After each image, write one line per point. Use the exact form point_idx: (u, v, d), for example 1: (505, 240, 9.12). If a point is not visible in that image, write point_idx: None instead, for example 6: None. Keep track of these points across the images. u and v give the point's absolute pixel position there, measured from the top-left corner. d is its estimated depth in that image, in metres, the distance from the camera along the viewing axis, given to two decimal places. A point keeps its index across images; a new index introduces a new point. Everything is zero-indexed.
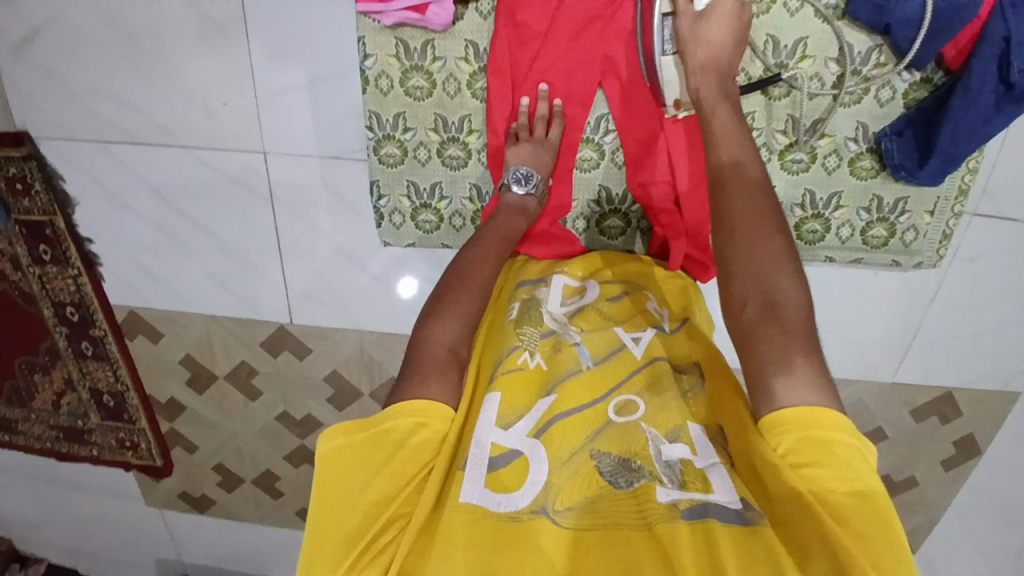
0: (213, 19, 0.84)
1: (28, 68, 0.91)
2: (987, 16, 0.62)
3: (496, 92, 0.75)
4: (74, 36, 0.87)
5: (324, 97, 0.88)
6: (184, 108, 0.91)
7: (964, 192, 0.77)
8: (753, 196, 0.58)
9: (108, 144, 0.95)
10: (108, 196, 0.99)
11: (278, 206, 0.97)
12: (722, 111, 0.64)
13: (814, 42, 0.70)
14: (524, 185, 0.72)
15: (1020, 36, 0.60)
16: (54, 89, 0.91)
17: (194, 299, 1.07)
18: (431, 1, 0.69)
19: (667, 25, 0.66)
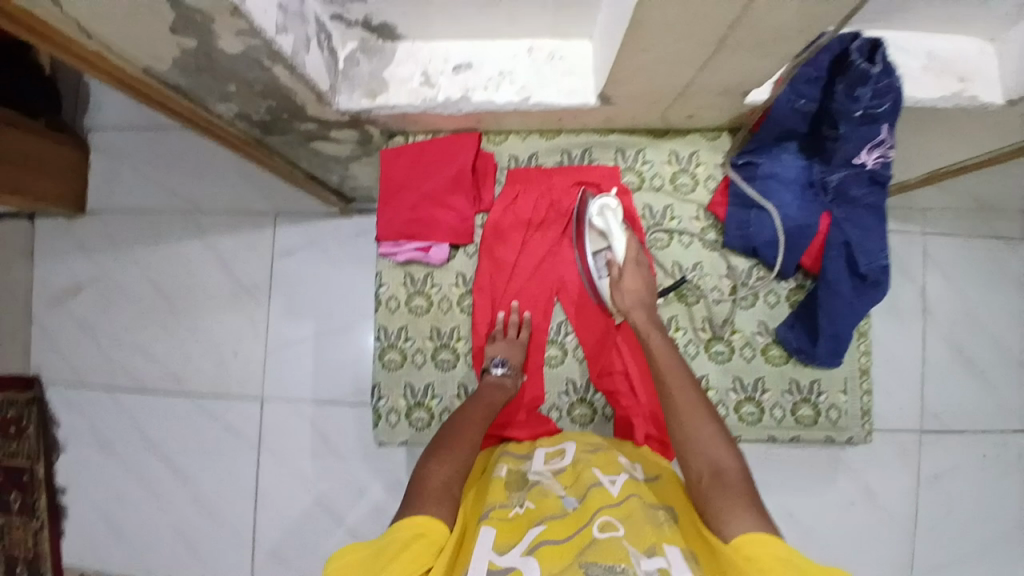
0: (244, 286, 1.43)
1: (62, 315, 1.48)
2: (827, 229, 0.86)
3: (478, 306, 0.94)
4: (107, 299, 1.47)
5: (325, 348, 1.40)
6: (200, 361, 1.43)
7: (864, 371, 0.95)
8: (694, 417, 0.72)
9: (113, 391, 1.45)
10: (115, 458, 1.44)
11: (262, 451, 1.38)
12: (654, 333, 0.82)
13: (709, 264, 0.94)
14: (501, 367, 0.88)
15: (855, 240, 0.83)
16: (86, 337, 1.47)
17: (156, 558, 1.40)
18: (433, 244, 0.93)
19: (601, 258, 0.90)
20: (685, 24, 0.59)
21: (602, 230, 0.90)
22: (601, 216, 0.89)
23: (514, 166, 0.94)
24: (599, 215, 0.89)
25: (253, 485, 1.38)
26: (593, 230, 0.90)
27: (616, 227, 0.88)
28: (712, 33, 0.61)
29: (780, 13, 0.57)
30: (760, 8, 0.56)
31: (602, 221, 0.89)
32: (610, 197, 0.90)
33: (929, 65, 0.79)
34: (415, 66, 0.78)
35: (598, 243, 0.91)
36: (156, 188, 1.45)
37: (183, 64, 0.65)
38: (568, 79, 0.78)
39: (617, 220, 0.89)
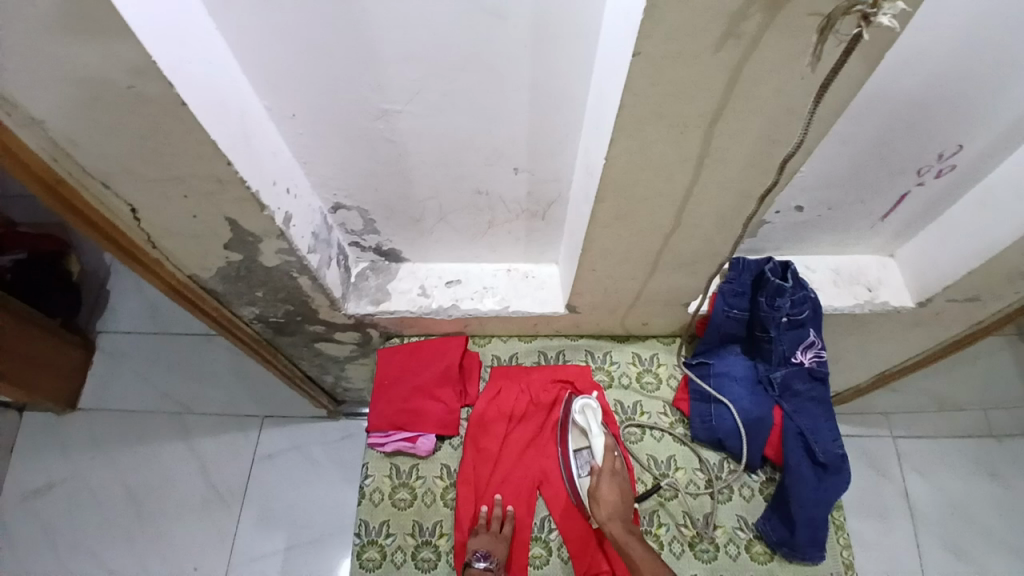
0: (218, 489, 1.42)
1: (25, 516, 1.41)
2: (782, 420, 0.94)
3: (462, 498, 0.96)
4: (74, 501, 1.42)
5: (294, 559, 1.35)
6: (157, 574, 1.35)
7: (849, 565, 0.92)
8: None
9: None
10: None
11: None
12: (634, 544, 0.86)
13: (682, 456, 0.99)
14: (485, 560, 0.87)
15: (807, 429, 0.91)
16: (41, 544, 1.38)
17: None
18: (421, 433, 0.98)
19: (582, 455, 0.97)
20: (628, 250, 0.75)
21: (583, 427, 0.98)
22: (582, 414, 0.98)
23: (496, 364, 1.05)
24: (581, 413, 0.98)
25: None
26: (576, 427, 0.99)
27: (596, 426, 0.97)
28: (651, 257, 0.77)
29: (701, 240, 0.73)
30: (682, 239, 0.73)
31: (583, 418, 0.98)
32: (591, 397, 0.99)
33: (837, 278, 0.96)
34: (414, 281, 0.93)
35: (579, 441, 0.98)
36: (151, 390, 1.52)
37: (224, 273, 0.78)
38: (542, 291, 0.93)
39: (596, 419, 0.98)
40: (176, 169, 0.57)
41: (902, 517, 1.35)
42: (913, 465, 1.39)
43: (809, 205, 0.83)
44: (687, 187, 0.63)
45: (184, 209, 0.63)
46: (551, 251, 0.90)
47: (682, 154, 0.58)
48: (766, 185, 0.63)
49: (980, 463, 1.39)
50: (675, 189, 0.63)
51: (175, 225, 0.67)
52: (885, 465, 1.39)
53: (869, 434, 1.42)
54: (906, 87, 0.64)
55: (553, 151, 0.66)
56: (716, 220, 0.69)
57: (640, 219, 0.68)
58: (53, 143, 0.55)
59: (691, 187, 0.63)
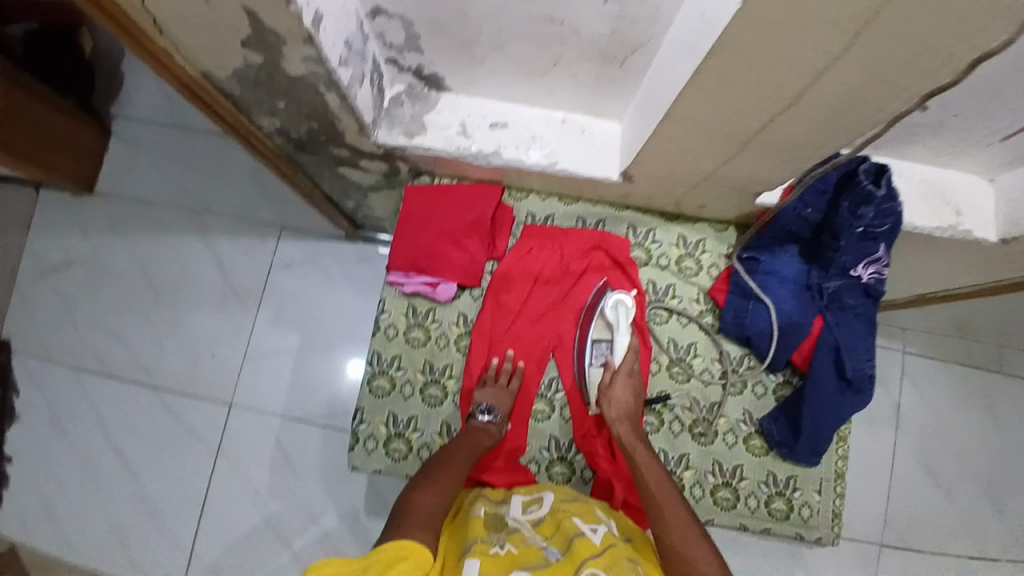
0: (235, 290, 1.44)
1: (44, 287, 1.46)
2: (820, 330, 0.89)
3: (475, 349, 0.95)
4: (94, 279, 1.46)
5: (303, 360, 1.40)
6: (176, 355, 1.42)
7: (839, 474, 0.96)
8: (680, 525, 0.78)
9: (79, 370, 1.43)
10: (56, 430, 1.40)
11: (219, 456, 1.36)
12: (640, 449, 0.87)
13: (704, 345, 0.96)
14: (489, 414, 0.87)
15: (844, 345, 0.87)
16: (61, 313, 1.45)
17: (83, 551, 1.34)
18: (441, 280, 0.94)
19: (601, 349, 0.94)
20: (718, 120, 0.63)
21: (610, 321, 0.94)
22: (614, 310, 0.93)
23: (530, 223, 0.97)
24: (613, 308, 0.93)
25: (203, 490, 1.34)
26: (603, 318, 0.95)
27: (624, 325, 0.92)
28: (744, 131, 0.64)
29: (812, 128, 0.61)
30: (783, 122, 0.61)
31: (613, 314, 0.93)
32: (628, 295, 0.93)
33: (923, 193, 0.84)
34: (453, 117, 0.82)
35: (601, 331, 0.95)
36: (168, 182, 1.47)
37: (243, 75, 0.67)
38: (595, 150, 0.82)
39: (627, 318, 0.93)
40: None
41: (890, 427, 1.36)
42: (919, 381, 1.38)
43: (936, 105, 0.68)
44: (827, 60, 0.50)
45: None
46: (619, 106, 0.77)
47: (837, 12, 0.44)
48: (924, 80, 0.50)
49: (985, 392, 1.38)
50: (816, 55, 0.50)
51: (188, 9, 0.55)
52: (892, 378, 1.38)
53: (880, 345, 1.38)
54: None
55: None
56: (840, 107, 0.56)
57: (749, 83, 0.55)
58: None
59: (832, 60, 0.50)
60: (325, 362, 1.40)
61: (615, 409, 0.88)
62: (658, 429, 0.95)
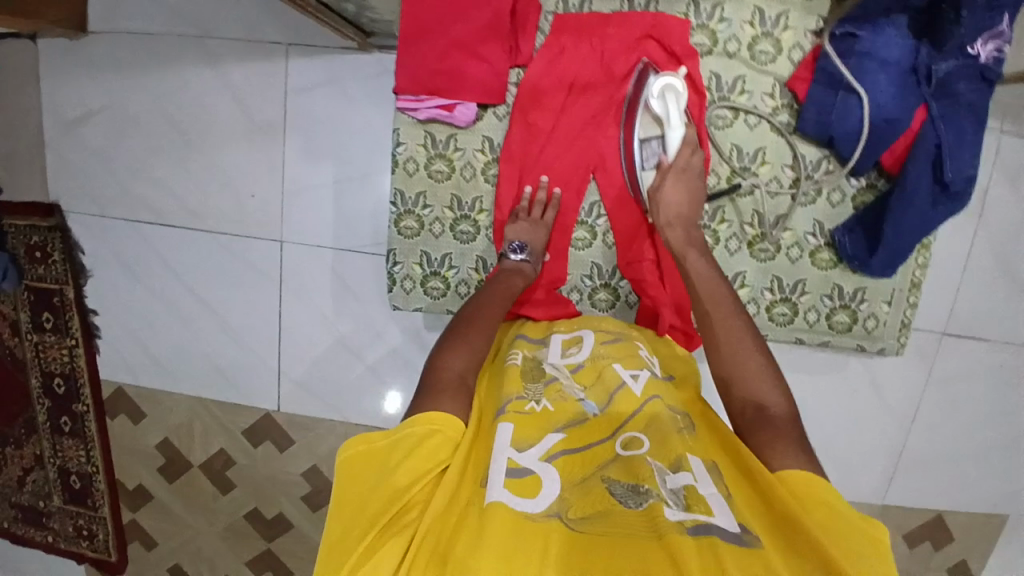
0: (257, 123, 1.33)
1: (73, 138, 1.40)
2: (920, 126, 0.74)
3: (506, 176, 0.85)
4: (116, 127, 1.38)
5: (344, 191, 1.35)
6: (217, 197, 1.38)
7: (915, 285, 0.88)
8: (739, 338, 0.65)
9: (131, 220, 1.41)
10: (125, 277, 1.43)
11: (284, 288, 1.37)
12: (692, 256, 0.73)
13: (772, 151, 0.82)
14: (520, 252, 0.80)
15: (948, 144, 0.72)
16: (98, 164, 1.40)
17: (181, 385, 1.45)
18: (459, 102, 0.81)
19: (652, 147, 0.79)
20: None
21: (658, 115, 0.78)
22: (661, 99, 0.77)
23: (562, 13, 0.79)
24: (659, 97, 0.77)
25: (277, 320, 1.39)
26: (648, 113, 0.79)
27: (676, 113, 0.77)
28: None
29: None
30: None
31: (660, 104, 0.77)
32: (676, 76, 0.77)
33: None
34: None
35: (649, 128, 0.79)
36: (161, 7, 1.31)
37: None
38: None
39: (678, 105, 0.77)
40: None
41: None
42: None
43: None
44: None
45: None
46: None
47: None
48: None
49: None
50: None
51: None
52: None
53: None
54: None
55: None
56: None
57: None
58: None
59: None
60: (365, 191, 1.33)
61: (668, 212, 0.76)
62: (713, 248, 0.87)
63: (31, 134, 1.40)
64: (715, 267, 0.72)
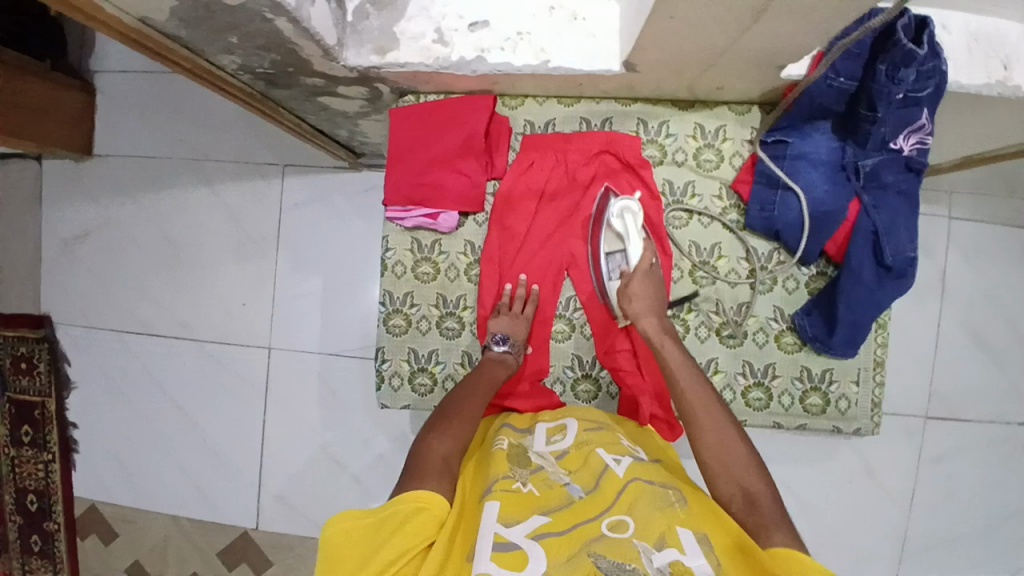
0: (251, 237, 1.43)
1: (72, 257, 1.48)
2: (856, 216, 0.82)
3: (486, 276, 0.90)
4: (115, 245, 1.47)
5: (331, 300, 1.40)
6: (209, 309, 1.44)
7: (878, 363, 0.92)
8: (720, 424, 0.71)
9: (124, 334, 1.47)
10: (113, 391, 1.47)
11: (269, 399, 1.41)
12: (669, 345, 0.80)
13: (728, 245, 0.90)
14: (503, 344, 0.85)
15: (884, 230, 0.80)
16: (94, 281, 1.48)
17: (161, 501, 1.44)
18: (441, 210, 0.89)
19: (615, 261, 0.87)
20: None
21: (619, 232, 0.87)
22: (620, 219, 0.87)
23: (528, 133, 0.89)
24: (619, 216, 0.87)
25: (259, 433, 1.41)
26: (611, 231, 0.88)
27: (634, 231, 0.86)
28: None
29: None
30: None
31: (621, 222, 0.87)
32: (631, 199, 0.87)
33: (973, 44, 0.72)
34: (427, 23, 0.73)
35: (612, 245, 0.88)
36: (165, 135, 1.43)
37: (180, 16, 0.60)
38: (592, 41, 0.72)
39: (636, 224, 0.86)
40: None
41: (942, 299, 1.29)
42: (974, 245, 1.28)
43: None
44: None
45: None
46: None
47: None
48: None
49: None
50: None
51: None
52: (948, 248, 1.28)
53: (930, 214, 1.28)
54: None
55: None
56: None
57: None
58: None
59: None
60: (351, 300, 1.40)
61: (637, 305, 0.83)
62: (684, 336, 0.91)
63: (31, 250, 1.49)
64: (689, 357, 0.79)
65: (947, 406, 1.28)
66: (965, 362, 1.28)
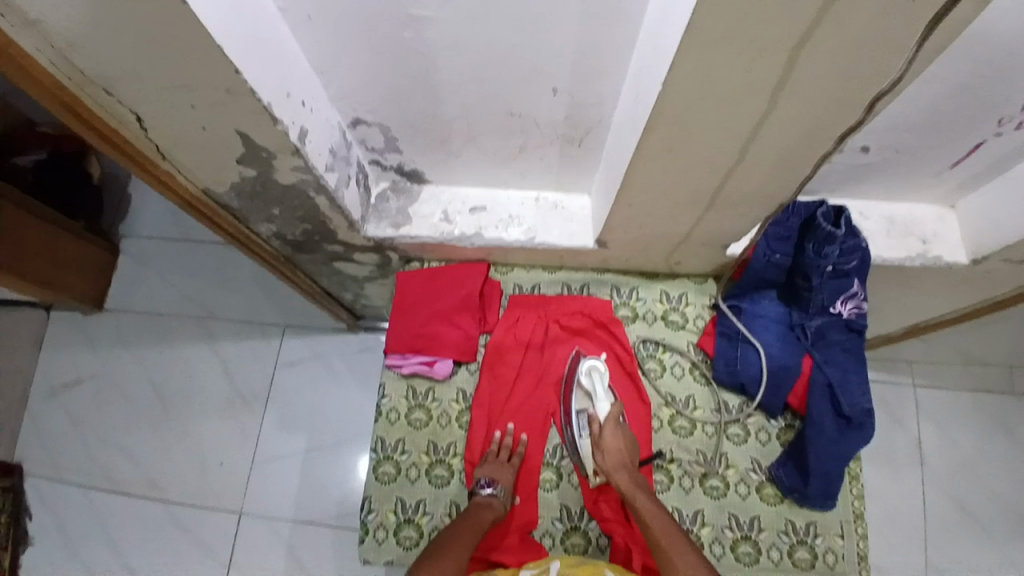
0: (242, 394, 1.48)
1: (58, 407, 1.50)
2: (810, 371, 0.90)
3: (476, 423, 0.95)
4: (105, 397, 1.50)
5: (313, 460, 1.41)
6: (186, 466, 1.43)
7: (859, 515, 0.91)
8: (695, 570, 0.76)
9: (90, 489, 1.43)
10: (67, 554, 1.38)
11: (232, 570, 1.35)
12: (643, 498, 0.84)
13: (701, 397, 0.96)
14: (491, 487, 0.86)
15: (837, 382, 0.88)
16: (74, 433, 1.48)
17: None
18: (438, 358, 0.97)
19: (582, 418, 0.93)
20: (690, 174, 0.66)
21: (587, 389, 0.96)
22: (588, 377, 0.96)
23: (517, 293, 1.01)
24: (588, 375, 0.96)
25: None
26: (580, 389, 0.96)
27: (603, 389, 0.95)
28: (717, 181, 0.67)
29: (780, 171, 0.64)
30: (753, 170, 0.65)
31: (589, 380, 0.96)
32: (598, 359, 0.97)
33: (890, 228, 0.89)
34: (437, 206, 0.88)
35: (581, 403, 0.95)
36: (176, 294, 1.55)
37: (239, 188, 0.74)
38: (571, 223, 0.88)
39: (602, 382, 0.96)
40: (180, 78, 0.51)
41: (907, 464, 1.34)
42: (929, 413, 1.37)
43: (874, 145, 0.74)
44: (762, 122, 0.56)
45: (193, 119, 0.58)
46: (585, 181, 0.84)
47: (761, 86, 0.51)
48: (849, 124, 0.56)
49: (997, 417, 1.37)
50: (754, 113, 0.55)
51: (186, 138, 0.63)
52: (904, 414, 1.37)
53: (888, 379, 1.39)
54: (1002, 30, 0.54)
55: (597, 74, 0.59)
56: (794, 153, 0.61)
57: (711, 145, 0.60)
58: (67, 61, 0.51)
59: (760, 120, 0.56)
60: (334, 460, 1.41)
61: (614, 460, 0.87)
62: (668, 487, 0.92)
63: (16, 398, 1.51)
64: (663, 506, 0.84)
65: None
66: (939, 534, 1.30)
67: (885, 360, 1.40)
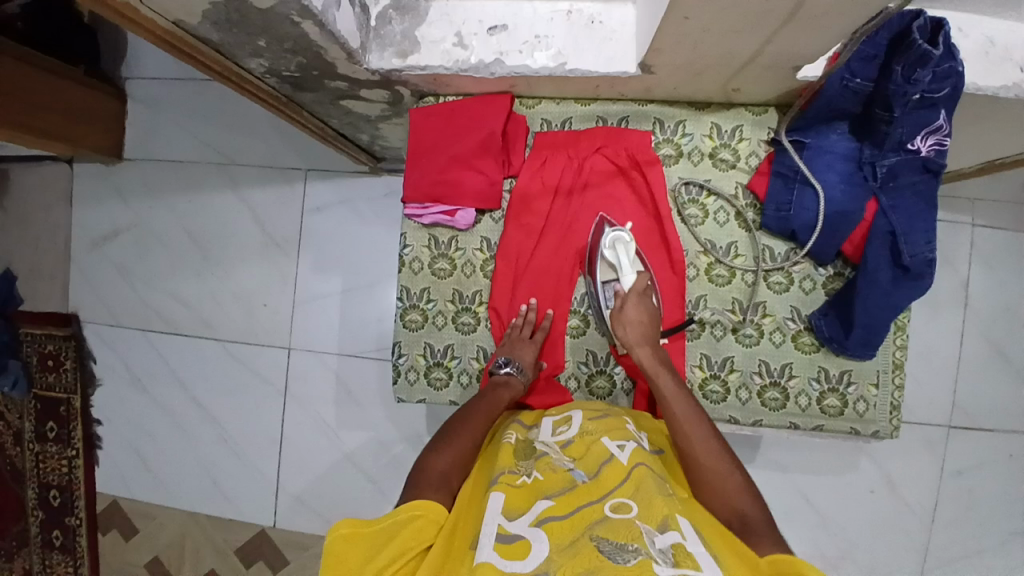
0: (274, 239, 1.47)
1: (100, 254, 1.54)
2: (872, 218, 0.81)
3: (501, 274, 0.91)
4: (142, 244, 1.52)
5: (349, 298, 1.44)
6: (232, 307, 1.48)
7: (898, 365, 0.88)
8: (706, 438, 0.72)
9: (147, 330, 1.52)
10: (138, 388, 1.52)
11: (288, 397, 1.46)
12: (665, 378, 0.79)
13: (744, 245, 0.88)
14: (509, 366, 0.84)
15: (901, 231, 0.78)
16: (120, 279, 1.53)
17: (182, 493, 1.49)
18: (460, 207, 0.90)
19: (609, 290, 0.88)
20: None
21: (612, 263, 0.88)
22: (613, 249, 0.88)
23: (544, 132, 0.90)
24: (611, 247, 0.88)
25: (277, 431, 1.46)
26: (603, 262, 0.89)
27: (627, 263, 0.87)
28: None
29: None
30: None
31: (613, 253, 0.88)
32: (623, 230, 0.88)
33: (989, 50, 0.72)
34: (449, 28, 0.74)
35: (606, 274, 0.89)
36: (191, 139, 1.48)
37: (215, 16, 0.63)
38: (609, 45, 0.74)
39: (627, 254, 0.88)
40: None
41: (956, 305, 1.28)
42: (991, 252, 1.28)
43: None
44: None
45: None
46: None
47: None
48: None
49: None
50: None
51: None
52: (964, 254, 1.28)
53: (949, 220, 1.28)
54: None
55: None
56: None
57: None
58: None
59: None
60: (368, 296, 1.43)
61: (633, 333, 0.82)
62: (699, 334, 0.89)
63: (59, 250, 1.55)
64: (684, 388, 0.79)
65: (954, 414, 1.29)
66: (975, 372, 1.28)
67: (952, 197, 1.27)
